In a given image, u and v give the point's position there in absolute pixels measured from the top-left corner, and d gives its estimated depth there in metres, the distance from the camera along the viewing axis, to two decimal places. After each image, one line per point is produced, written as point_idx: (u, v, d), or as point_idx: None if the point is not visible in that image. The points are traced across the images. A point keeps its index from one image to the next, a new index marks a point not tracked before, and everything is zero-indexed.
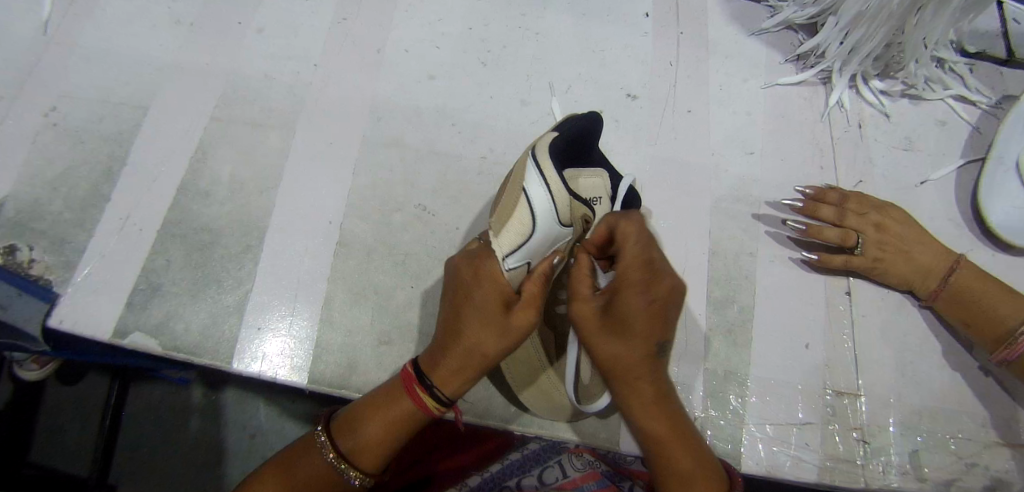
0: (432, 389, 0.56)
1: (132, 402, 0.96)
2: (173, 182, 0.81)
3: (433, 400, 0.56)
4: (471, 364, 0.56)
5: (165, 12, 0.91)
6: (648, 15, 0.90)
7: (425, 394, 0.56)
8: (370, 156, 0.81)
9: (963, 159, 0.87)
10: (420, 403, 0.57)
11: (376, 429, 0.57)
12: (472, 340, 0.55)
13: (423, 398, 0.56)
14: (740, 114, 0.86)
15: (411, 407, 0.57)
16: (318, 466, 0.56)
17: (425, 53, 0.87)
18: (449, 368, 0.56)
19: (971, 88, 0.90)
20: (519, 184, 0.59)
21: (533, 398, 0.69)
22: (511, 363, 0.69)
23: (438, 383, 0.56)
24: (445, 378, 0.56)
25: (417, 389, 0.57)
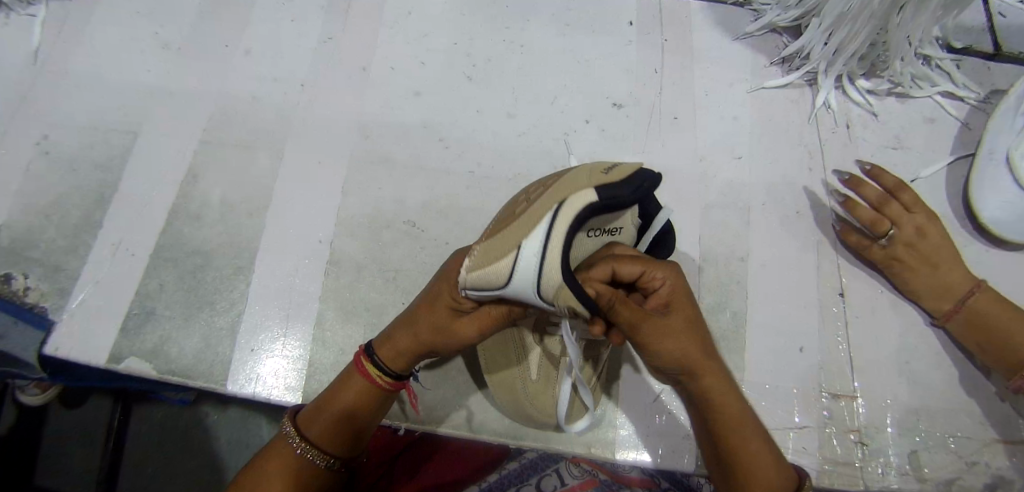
0: (377, 362, 0.62)
1: (135, 424, 0.96)
2: (165, 206, 0.82)
3: (376, 365, 0.61)
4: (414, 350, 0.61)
5: (153, 37, 0.92)
6: (632, 23, 0.91)
7: (371, 364, 0.62)
8: (359, 174, 0.82)
9: (952, 155, 0.87)
10: (366, 372, 0.62)
11: (333, 407, 0.61)
12: (422, 333, 0.59)
13: (367, 368, 0.62)
14: (727, 119, 0.86)
15: (360, 382, 0.62)
16: (285, 453, 0.59)
17: (411, 69, 0.87)
18: (393, 343, 0.61)
19: (959, 84, 0.90)
20: (524, 229, 0.47)
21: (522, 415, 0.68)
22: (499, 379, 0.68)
23: (381, 353, 0.62)
24: (389, 352, 0.62)
25: (363, 359, 0.62)
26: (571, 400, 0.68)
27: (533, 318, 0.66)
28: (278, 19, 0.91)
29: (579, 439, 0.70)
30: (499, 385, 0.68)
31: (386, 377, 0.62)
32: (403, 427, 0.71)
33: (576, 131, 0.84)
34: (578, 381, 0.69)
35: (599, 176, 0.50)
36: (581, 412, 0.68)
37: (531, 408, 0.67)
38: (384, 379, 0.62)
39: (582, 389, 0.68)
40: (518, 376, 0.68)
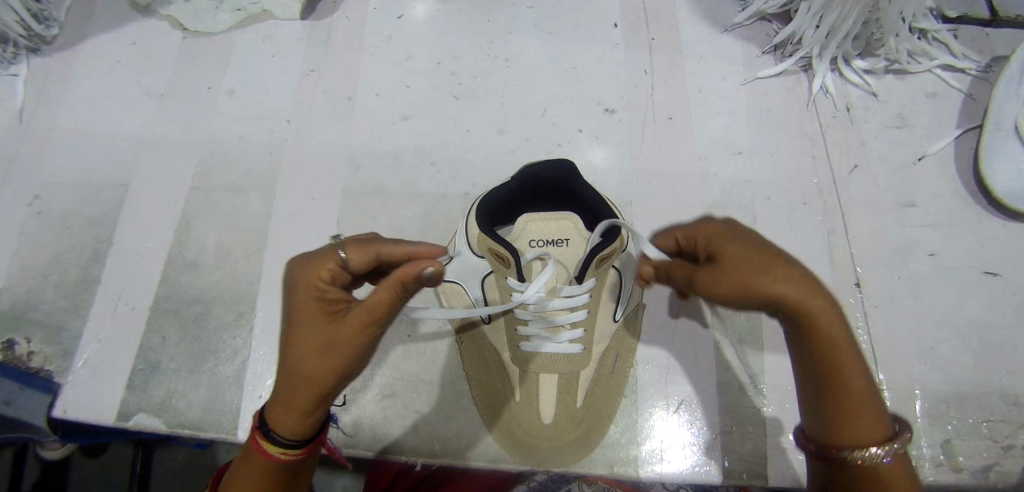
0: (274, 436, 0.46)
1: (157, 468, 0.95)
2: (161, 256, 0.81)
3: (275, 444, 0.46)
4: (300, 384, 0.45)
5: (135, 86, 0.91)
6: (616, 25, 0.89)
7: (264, 434, 0.46)
8: (352, 205, 0.80)
9: (959, 129, 0.84)
10: (262, 452, 0.46)
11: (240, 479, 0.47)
12: (291, 353, 0.45)
13: (262, 441, 0.46)
14: (723, 114, 0.83)
15: (259, 463, 0.47)
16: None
17: (396, 93, 0.85)
18: (281, 401, 0.46)
19: (958, 55, 0.87)
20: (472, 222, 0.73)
21: (521, 442, 0.67)
22: (492, 406, 0.69)
23: (274, 421, 0.46)
24: (278, 406, 0.46)
25: (258, 437, 0.46)
26: (551, 415, 0.67)
27: (508, 337, 0.70)
28: (258, 56, 0.90)
29: (601, 458, 0.68)
30: (487, 403, 0.69)
31: (274, 442, 0.46)
32: (420, 462, 0.69)
33: (570, 141, 0.82)
34: (556, 393, 0.67)
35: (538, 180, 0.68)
36: (563, 427, 0.66)
37: (515, 426, 0.67)
38: (274, 443, 0.46)
39: (560, 403, 0.67)
40: (499, 392, 0.69)
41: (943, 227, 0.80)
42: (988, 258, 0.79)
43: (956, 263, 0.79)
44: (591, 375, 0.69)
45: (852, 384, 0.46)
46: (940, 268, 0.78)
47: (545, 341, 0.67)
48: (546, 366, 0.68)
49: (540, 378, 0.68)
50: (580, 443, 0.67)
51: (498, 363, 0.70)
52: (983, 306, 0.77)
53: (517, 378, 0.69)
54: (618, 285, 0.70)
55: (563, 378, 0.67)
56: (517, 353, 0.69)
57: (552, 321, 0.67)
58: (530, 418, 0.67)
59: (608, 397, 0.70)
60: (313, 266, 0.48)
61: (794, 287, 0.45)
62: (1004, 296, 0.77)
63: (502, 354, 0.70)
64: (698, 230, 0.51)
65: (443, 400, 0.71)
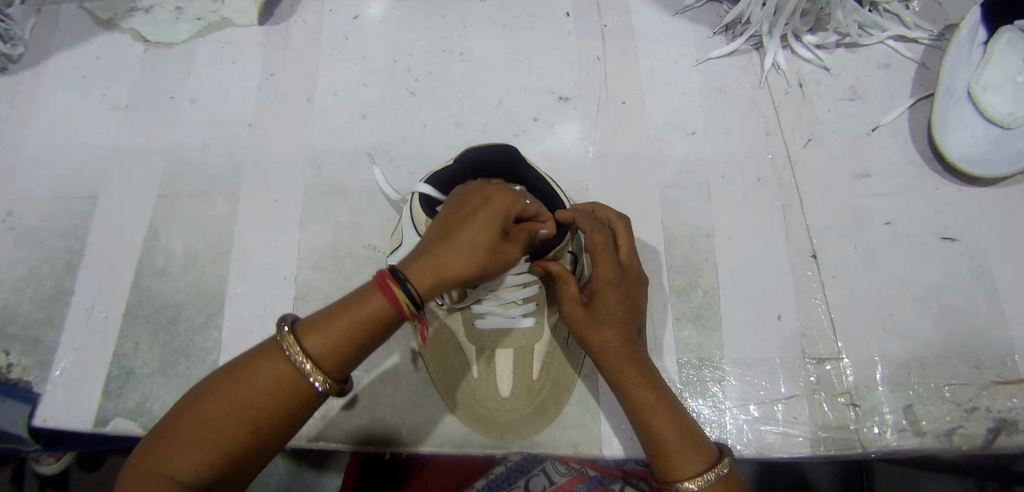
0: (407, 285, 0.48)
1: None
2: (130, 264, 0.82)
3: (411, 299, 0.47)
4: (450, 267, 0.49)
5: (101, 99, 0.92)
6: (569, 14, 0.89)
7: (399, 286, 0.48)
8: (314, 204, 0.81)
9: (913, 97, 0.85)
10: (393, 300, 0.48)
11: (346, 328, 0.47)
12: (463, 243, 0.50)
13: (397, 294, 0.47)
14: (676, 95, 0.84)
15: (383, 306, 0.48)
16: (289, 374, 0.46)
17: (354, 93, 0.86)
18: (431, 264, 0.49)
19: (910, 25, 0.88)
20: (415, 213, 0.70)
21: (485, 423, 0.69)
22: (456, 388, 0.71)
23: (417, 281, 0.48)
24: (424, 272, 0.49)
25: (392, 285, 0.48)
26: (509, 388, 0.69)
27: (465, 321, 0.70)
28: (218, 63, 0.91)
29: (565, 439, 0.70)
30: (449, 386, 0.71)
31: (414, 306, 0.48)
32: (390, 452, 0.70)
33: (525, 130, 0.82)
34: (513, 367, 0.69)
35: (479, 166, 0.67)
36: (520, 400, 0.69)
37: (476, 403, 0.70)
38: (412, 310, 0.48)
39: (517, 377, 0.69)
40: (459, 376, 0.71)
41: (899, 196, 0.81)
42: (945, 224, 0.80)
43: (913, 230, 0.80)
44: (545, 348, 0.70)
45: (663, 420, 0.53)
46: (897, 236, 0.79)
47: (499, 319, 0.68)
48: (502, 342, 0.69)
49: (498, 355, 0.69)
50: (538, 417, 0.70)
51: (456, 345, 0.71)
52: (942, 272, 0.78)
53: (474, 358, 0.70)
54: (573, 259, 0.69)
55: (519, 352, 0.69)
56: (472, 333, 0.70)
57: (505, 298, 0.67)
58: (489, 395, 0.69)
59: (564, 370, 0.71)
60: (518, 196, 0.53)
61: (630, 340, 0.57)
62: (962, 261, 0.78)
63: (460, 338, 0.71)
64: (600, 273, 0.59)
65: (410, 392, 0.72)
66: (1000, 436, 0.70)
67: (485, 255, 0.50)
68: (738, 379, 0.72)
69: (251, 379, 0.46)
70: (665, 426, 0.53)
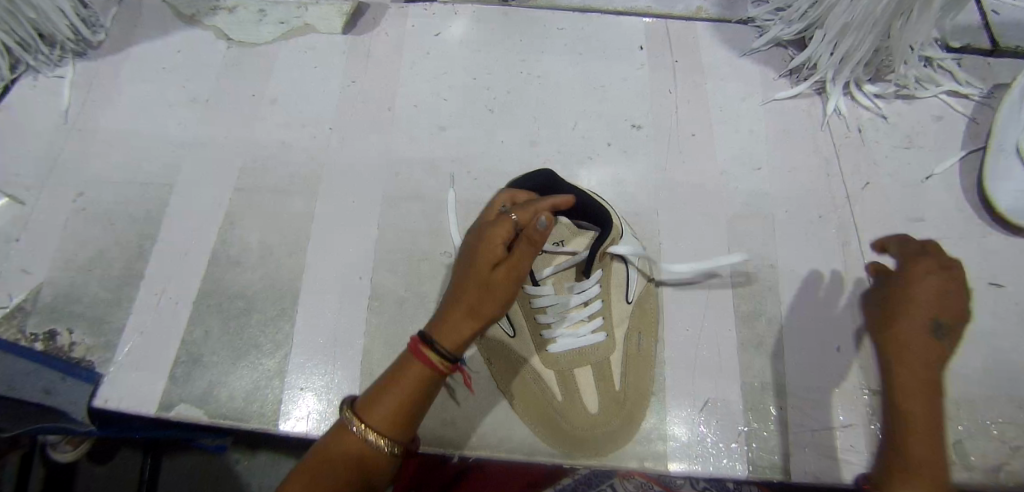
0: (435, 346, 0.52)
1: (165, 475, 0.93)
2: (204, 253, 0.83)
3: (438, 357, 0.51)
4: (461, 323, 0.52)
5: (181, 89, 0.93)
6: (643, 47, 0.91)
7: (430, 349, 0.52)
8: (391, 208, 0.82)
9: (964, 150, 0.90)
10: (428, 363, 0.52)
11: (396, 397, 0.52)
12: (468, 292, 0.51)
13: (427, 356, 0.51)
14: (743, 132, 0.87)
15: (420, 369, 0.52)
16: (360, 444, 0.51)
17: (434, 106, 0.87)
18: (449, 321, 0.52)
19: (962, 82, 0.93)
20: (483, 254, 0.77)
21: (574, 444, 0.70)
22: (537, 413, 0.72)
23: (439, 338, 0.52)
24: (446, 332, 0.52)
25: (421, 349, 0.52)
26: (595, 402, 0.72)
27: (533, 342, 0.75)
28: (302, 67, 0.91)
29: (633, 452, 0.71)
30: (535, 413, 0.72)
31: (447, 362, 0.52)
32: (454, 455, 0.71)
33: (599, 154, 0.84)
34: (593, 382, 0.73)
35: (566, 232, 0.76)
36: (608, 414, 0.72)
37: (564, 423, 0.72)
38: (445, 367, 0.52)
39: (602, 390, 0.73)
40: (542, 401, 0.73)
41: (950, 241, 0.85)
42: (993, 270, 0.84)
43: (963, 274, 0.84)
44: (620, 359, 0.75)
45: None
46: None
47: (571, 339, 0.74)
48: (578, 360, 0.74)
49: (576, 373, 0.74)
50: (627, 430, 0.71)
51: (531, 369, 0.74)
52: (991, 316, 0.82)
53: (552, 380, 0.74)
54: (622, 275, 0.78)
55: (597, 368, 0.74)
56: (547, 357, 0.75)
57: (573, 317, 0.74)
58: (577, 414, 0.72)
59: (642, 384, 0.74)
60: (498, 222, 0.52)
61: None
62: (1009, 306, 0.82)
63: (533, 363, 0.75)
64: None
65: (482, 402, 0.73)
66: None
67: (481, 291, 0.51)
68: (799, 405, 0.75)
69: (324, 460, 0.51)
70: None
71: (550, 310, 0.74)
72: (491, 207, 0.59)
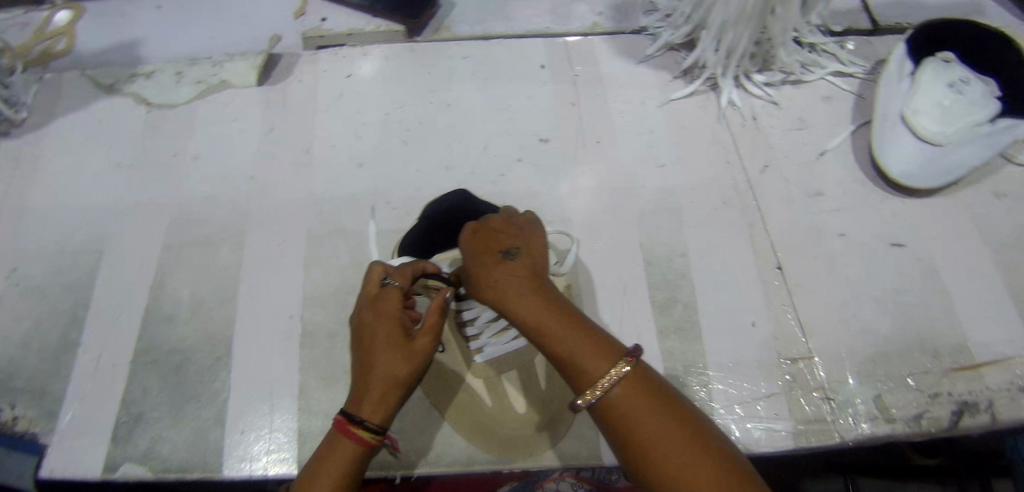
0: (363, 423, 0.58)
1: None
2: (138, 312, 0.85)
3: (369, 433, 0.57)
4: (385, 393, 0.59)
5: (105, 157, 0.96)
6: (543, 65, 0.96)
7: (359, 427, 0.57)
8: (316, 246, 0.84)
9: (854, 124, 0.96)
10: (359, 440, 0.57)
11: (332, 476, 0.56)
12: (383, 367, 0.59)
13: (360, 434, 0.57)
14: (644, 133, 0.92)
15: (351, 447, 0.57)
16: None
17: (349, 143, 0.91)
18: (373, 399, 0.59)
19: (846, 62, 1.00)
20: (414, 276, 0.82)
21: (507, 448, 0.74)
22: (470, 422, 0.75)
23: (368, 416, 0.58)
24: (373, 408, 0.58)
25: (352, 428, 0.58)
26: (523, 404, 0.77)
27: (461, 354, 0.79)
28: (220, 122, 0.95)
29: (567, 449, 0.74)
30: (468, 422, 0.76)
31: (378, 435, 0.58)
32: (398, 475, 0.73)
33: (511, 170, 0.88)
34: (519, 385, 0.78)
35: None
36: (535, 413, 0.76)
37: (496, 426, 0.75)
38: (377, 439, 0.58)
39: (528, 392, 0.77)
40: (474, 409, 0.76)
41: (849, 210, 0.91)
42: (893, 233, 0.90)
43: (865, 240, 0.89)
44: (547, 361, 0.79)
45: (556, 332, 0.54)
46: (851, 245, 0.88)
47: (497, 346, 0.76)
48: (505, 365, 0.78)
49: (503, 379, 0.78)
50: (557, 426, 0.75)
51: (461, 381, 0.78)
52: (895, 275, 0.87)
53: (482, 389, 0.78)
54: None
55: (522, 370, 0.78)
56: (475, 367, 0.78)
57: (495, 327, 0.76)
58: (507, 417, 0.76)
59: None
60: (399, 299, 0.63)
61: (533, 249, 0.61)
62: (912, 262, 0.88)
63: (462, 374, 0.78)
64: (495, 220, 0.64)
65: (420, 422, 0.76)
66: (964, 417, 0.78)
67: (399, 364, 0.59)
68: (721, 383, 0.78)
69: None
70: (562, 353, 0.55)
71: (474, 323, 0.77)
72: (373, 280, 0.66)
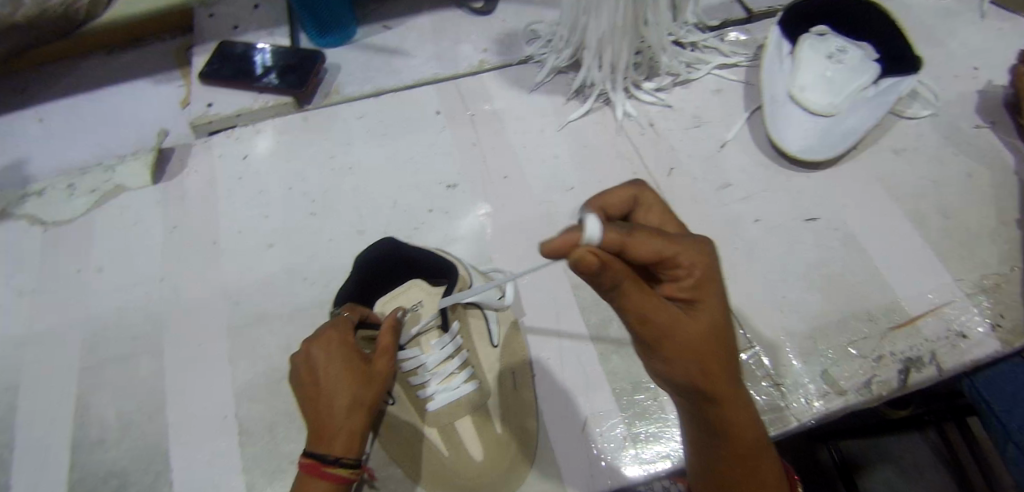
0: (338, 461, 0.58)
1: None
2: (64, 443, 0.78)
3: (348, 467, 0.58)
4: (355, 424, 0.60)
5: (6, 286, 0.90)
6: (439, 111, 0.97)
7: (334, 466, 0.58)
8: (240, 339, 0.82)
9: (747, 111, 1.00)
10: (337, 477, 0.58)
11: None
12: (348, 397, 0.60)
13: (338, 472, 0.58)
14: (549, 159, 0.93)
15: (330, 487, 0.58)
16: None
17: (257, 225, 0.89)
18: (344, 433, 0.59)
19: (728, 54, 1.04)
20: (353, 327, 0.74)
21: None
22: (429, 475, 0.73)
23: (343, 450, 0.59)
24: (345, 442, 0.59)
25: (327, 468, 0.58)
26: (480, 451, 0.73)
27: (413, 404, 0.76)
28: (123, 228, 0.92)
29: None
30: (427, 476, 0.73)
31: (356, 467, 0.59)
32: None
33: (424, 222, 0.87)
34: (475, 430, 0.74)
35: (426, 286, 0.75)
36: (493, 458, 0.72)
37: (455, 477, 0.72)
38: (356, 470, 0.60)
39: (483, 437, 0.73)
40: (431, 462, 0.73)
41: (760, 195, 0.93)
42: (806, 207, 0.93)
43: (781, 220, 0.92)
44: (498, 401, 0.76)
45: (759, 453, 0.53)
46: (768, 229, 0.91)
47: (446, 393, 0.73)
48: (457, 412, 0.74)
49: (458, 425, 0.74)
50: (516, 468, 0.72)
51: (417, 433, 0.75)
52: (816, 249, 0.90)
53: (437, 439, 0.74)
54: (484, 319, 0.80)
55: (475, 414, 0.75)
56: (427, 417, 0.75)
57: (442, 371, 0.73)
58: (466, 466, 0.72)
59: (522, 419, 0.75)
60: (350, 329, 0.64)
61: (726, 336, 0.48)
62: (829, 233, 0.91)
63: (417, 426, 0.75)
64: (694, 268, 0.47)
65: (380, 483, 0.73)
66: (911, 374, 0.78)
67: (365, 391, 0.61)
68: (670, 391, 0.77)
69: None
70: (742, 448, 0.51)
71: (419, 371, 0.73)
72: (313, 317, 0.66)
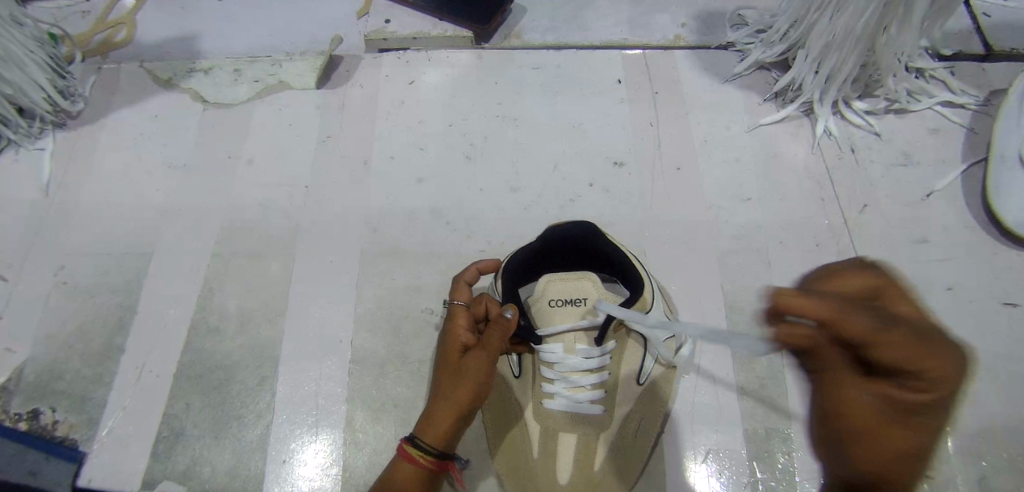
0: (416, 440, 0.55)
1: None
2: (184, 322, 0.79)
3: (418, 449, 0.54)
4: (439, 410, 0.55)
5: (157, 155, 0.91)
6: (620, 81, 0.89)
7: (411, 445, 0.55)
8: (370, 268, 0.79)
9: (965, 162, 0.85)
10: (408, 456, 0.54)
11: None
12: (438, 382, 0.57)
13: (411, 451, 0.54)
14: (730, 161, 0.84)
15: (406, 468, 0.54)
16: None
17: (410, 156, 0.85)
18: (426, 415, 0.56)
19: (957, 91, 0.89)
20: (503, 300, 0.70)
21: None
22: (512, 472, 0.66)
23: (419, 431, 0.55)
24: (425, 426, 0.55)
25: (404, 444, 0.55)
26: (569, 475, 0.65)
27: (531, 392, 0.69)
28: (277, 125, 0.90)
29: None
30: (511, 466, 0.67)
31: (430, 454, 0.54)
32: None
33: (581, 196, 0.81)
34: (575, 451, 0.66)
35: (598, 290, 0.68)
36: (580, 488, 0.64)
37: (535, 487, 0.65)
38: (430, 459, 0.54)
39: (580, 462, 0.65)
40: (520, 458, 0.67)
41: (957, 261, 0.79)
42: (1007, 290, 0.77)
43: (975, 295, 0.77)
44: (613, 436, 0.67)
45: None
46: (959, 302, 0.76)
47: (567, 401, 0.67)
48: (565, 424, 0.66)
49: (561, 435, 0.66)
50: None
51: (520, 422, 0.68)
52: (1008, 337, 0.74)
53: (535, 441, 0.67)
54: (642, 352, 0.71)
55: (583, 437, 0.66)
56: (538, 410, 0.68)
57: (575, 380, 0.67)
58: (549, 481, 0.65)
59: (625, 466, 0.67)
60: (461, 318, 0.62)
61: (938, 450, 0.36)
62: None
63: (524, 416, 0.69)
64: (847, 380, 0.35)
65: (466, 451, 0.69)
66: None
67: (454, 379, 0.56)
68: (804, 451, 0.69)
69: None
70: None
71: (555, 367, 0.67)
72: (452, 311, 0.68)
